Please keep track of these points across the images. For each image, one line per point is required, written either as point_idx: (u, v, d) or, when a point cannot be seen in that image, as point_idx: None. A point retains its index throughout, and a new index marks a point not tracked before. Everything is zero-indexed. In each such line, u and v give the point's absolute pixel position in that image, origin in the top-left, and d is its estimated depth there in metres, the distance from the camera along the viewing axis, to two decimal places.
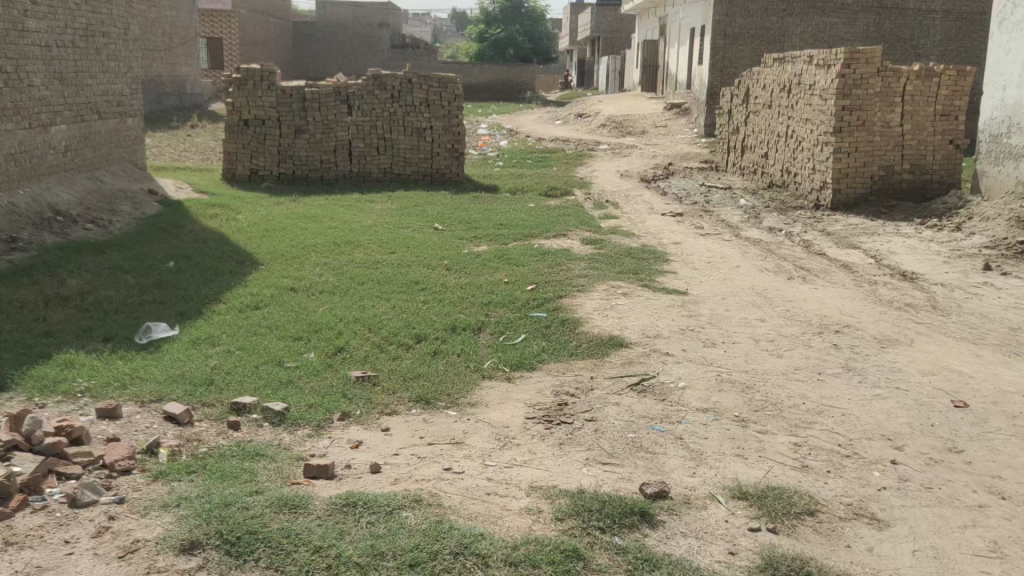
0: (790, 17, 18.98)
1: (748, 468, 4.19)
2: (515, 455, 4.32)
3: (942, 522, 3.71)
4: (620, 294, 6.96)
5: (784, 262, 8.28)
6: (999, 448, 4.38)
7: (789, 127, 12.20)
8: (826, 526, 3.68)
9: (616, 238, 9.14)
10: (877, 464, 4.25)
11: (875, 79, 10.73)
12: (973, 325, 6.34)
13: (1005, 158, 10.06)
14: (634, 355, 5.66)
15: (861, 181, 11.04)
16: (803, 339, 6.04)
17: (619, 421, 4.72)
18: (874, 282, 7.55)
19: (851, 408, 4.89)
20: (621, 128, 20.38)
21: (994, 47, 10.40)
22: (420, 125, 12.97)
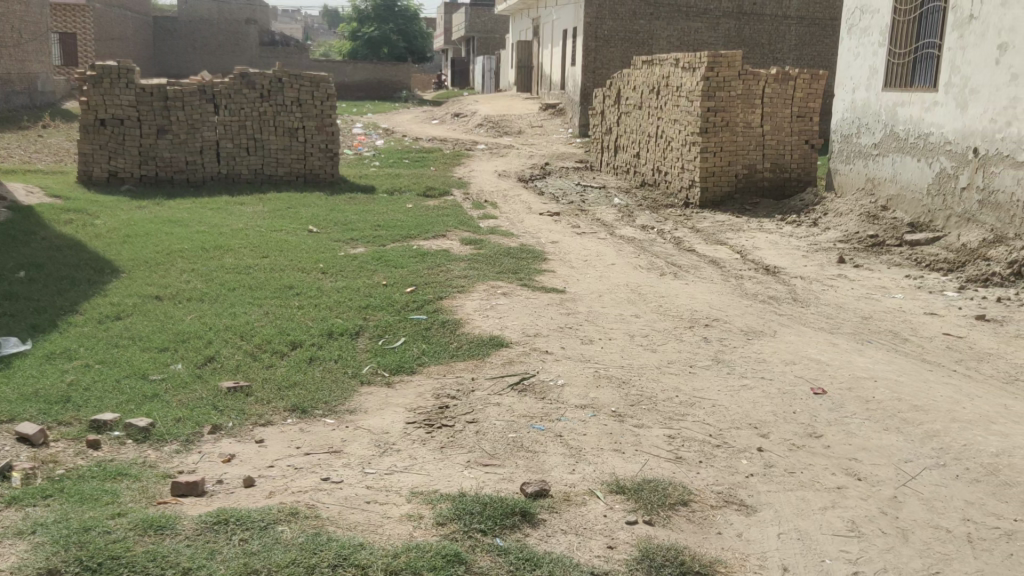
0: (657, 20, 19.61)
1: (625, 462, 4.30)
2: (395, 461, 4.26)
3: (804, 504, 3.91)
4: (500, 294, 7.00)
5: (657, 259, 8.53)
6: (854, 432, 4.65)
7: (658, 128, 12.59)
8: (699, 514, 3.82)
9: (494, 238, 9.18)
10: (745, 452, 4.44)
11: (737, 82, 11.20)
12: (830, 315, 6.72)
13: (855, 157, 10.72)
14: (514, 355, 5.69)
15: (726, 180, 11.52)
16: (675, 333, 6.24)
17: (499, 422, 4.74)
18: (740, 277, 7.87)
19: (720, 398, 5.09)
20: (497, 128, 20.47)
21: (844, 52, 11.04)
22: (292, 125, 12.65)
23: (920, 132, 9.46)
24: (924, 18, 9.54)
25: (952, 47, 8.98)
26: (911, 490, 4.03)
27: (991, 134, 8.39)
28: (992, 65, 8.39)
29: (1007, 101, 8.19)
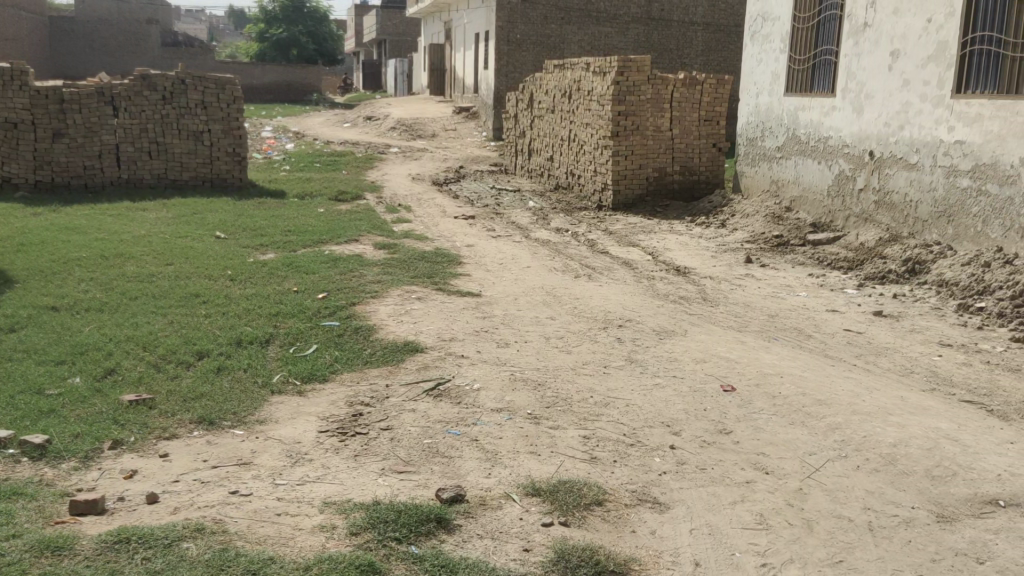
0: (568, 25, 19.83)
1: (541, 464, 4.31)
2: (307, 471, 4.17)
3: (715, 500, 4.00)
4: (414, 298, 6.95)
5: (571, 261, 8.62)
6: (762, 427, 4.78)
7: (571, 131, 12.73)
8: (614, 513, 3.86)
9: (409, 242, 9.11)
10: (658, 450, 4.51)
11: (646, 86, 11.41)
12: (738, 314, 6.90)
13: (760, 160, 11.05)
14: (430, 360, 5.65)
15: (637, 183, 11.72)
16: (590, 334, 6.31)
17: (414, 428, 4.70)
18: (652, 278, 8.01)
19: (634, 398, 5.17)
20: (410, 131, 20.35)
21: (747, 57, 11.37)
22: (197, 128, 12.30)
23: (820, 135, 9.82)
24: (822, 26, 9.91)
25: (848, 53, 9.35)
26: (816, 482, 4.16)
27: (885, 137, 8.77)
28: (886, 71, 8.77)
29: (899, 106, 8.57)
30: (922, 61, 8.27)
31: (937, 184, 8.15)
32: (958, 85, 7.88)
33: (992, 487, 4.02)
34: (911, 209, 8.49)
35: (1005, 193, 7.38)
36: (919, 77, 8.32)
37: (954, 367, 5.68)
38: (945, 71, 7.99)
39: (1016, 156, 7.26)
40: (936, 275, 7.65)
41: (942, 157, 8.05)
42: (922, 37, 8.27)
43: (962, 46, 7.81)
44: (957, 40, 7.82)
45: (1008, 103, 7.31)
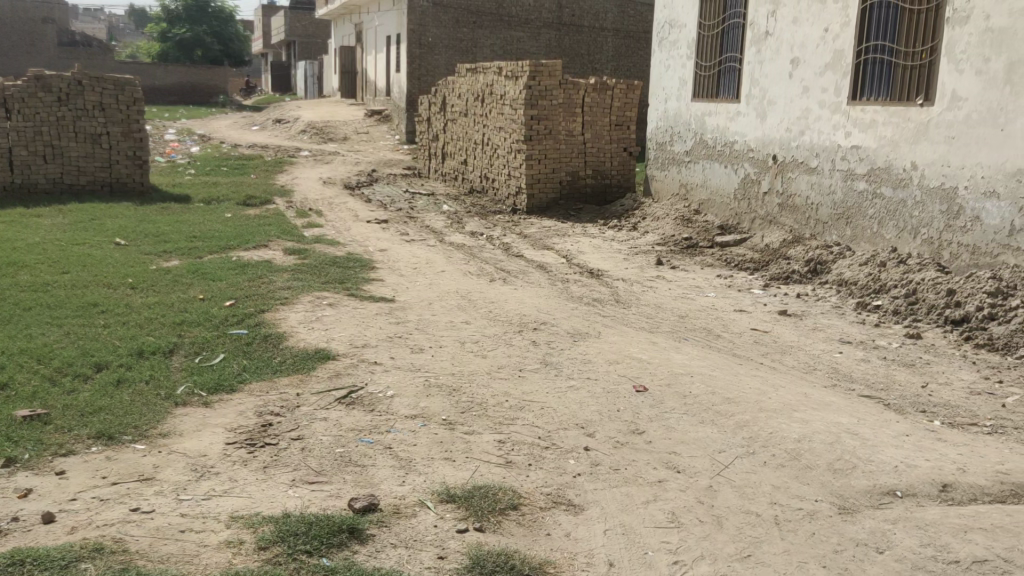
0: (480, 29, 19.89)
1: (456, 470, 4.28)
2: (213, 485, 4.04)
3: (629, 500, 4.04)
4: (325, 305, 6.82)
5: (485, 265, 8.62)
6: (673, 427, 4.86)
7: (484, 135, 12.75)
8: (529, 517, 3.86)
9: (320, 247, 8.95)
10: (573, 452, 4.54)
11: (558, 91, 11.51)
12: (650, 315, 7.03)
13: (670, 164, 11.28)
14: (342, 367, 5.56)
15: (551, 187, 11.81)
16: (505, 338, 6.31)
17: (326, 437, 4.61)
18: (566, 281, 8.08)
19: (549, 400, 5.19)
20: (321, 134, 20.03)
21: (656, 63, 11.60)
22: (94, 130, 11.82)
23: (726, 140, 10.10)
24: (726, 33, 10.19)
25: (751, 61, 9.63)
26: (725, 479, 4.25)
27: (787, 141, 9.07)
28: (786, 78, 9.08)
29: (800, 111, 8.88)
30: (820, 69, 8.59)
31: (836, 188, 8.48)
32: (853, 92, 8.21)
33: (889, 478, 4.17)
34: (812, 212, 8.81)
35: (899, 196, 7.75)
36: (817, 84, 8.64)
37: (853, 364, 5.90)
38: (842, 78, 8.32)
39: (908, 160, 7.63)
40: (836, 274, 7.95)
41: (840, 161, 8.38)
42: (820, 46, 8.59)
43: (857, 55, 8.14)
44: (852, 49, 8.16)
45: (901, 110, 7.66)
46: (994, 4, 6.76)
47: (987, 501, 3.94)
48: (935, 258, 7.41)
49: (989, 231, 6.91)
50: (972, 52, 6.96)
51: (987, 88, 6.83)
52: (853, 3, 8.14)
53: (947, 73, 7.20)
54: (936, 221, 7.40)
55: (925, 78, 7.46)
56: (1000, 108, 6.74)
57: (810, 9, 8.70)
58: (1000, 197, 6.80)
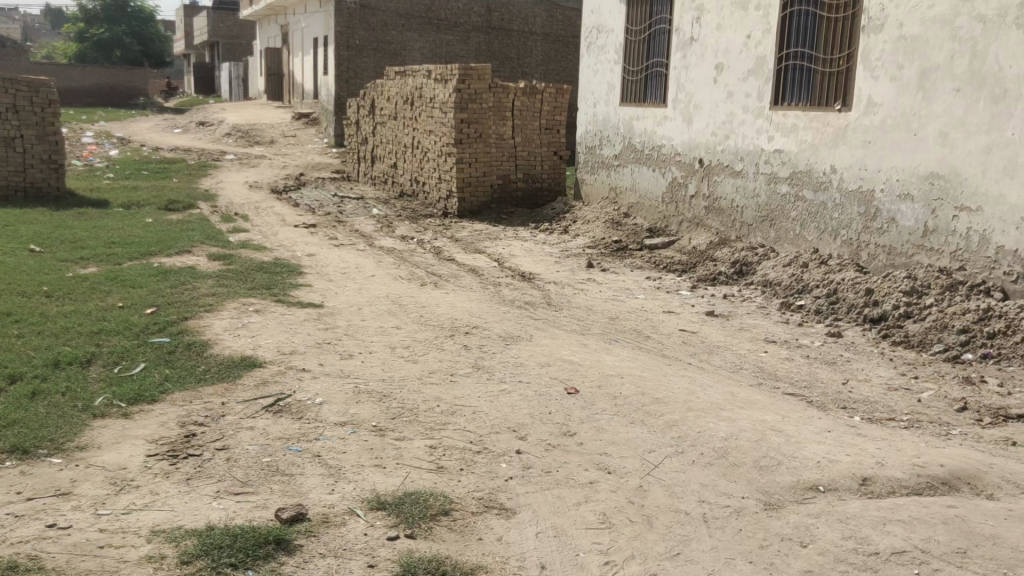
0: (409, 32, 19.80)
1: (386, 476, 4.23)
2: (134, 498, 3.90)
3: (560, 502, 4.05)
4: (252, 311, 6.68)
5: (416, 269, 8.56)
6: (604, 428, 4.90)
7: (414, 138, 12.67)
8: (460, 522, 3.83)
9: (245, 253, 8.76)
10: (504, 456, 4.53)
11: (488, 94, 11.50)
12: (581, 317, 7.07)
13: (599, 167, 11.39)
14: (268, 375, 5.44)
15: (481, 190, 11.81)
16: (436, 343, 6.27)
17: (252, 447, 4.50)
18: (497, 284, 8.08)
19: (480, 405, 5.17)
20: (247, 137, 19.65)
21: (584, 68, 11.71)
22: (7, 134, 11.35)
23: (654, 144, 10.25)
24: (652, 39, 10.35)
25: (677, 66, 9.80)
26: (655, 479, 4.29)
27: (713, 145, 9.25)
28: (711, 83, 9.26)
29: (724, 116, 9.07)
30: (743, 75, 8.79)
31: (759, 191, 8.69)
32: (775, 97, 8.42)
33: (813, 473, 4.27)
34: (737, 214, 9.00)
35: (819, 199, 7.98)
36: (741, 89, 8.83)
37: (778, 362, 6.04)
38: (764, 84, 8.53)
39: (827, 164, 7.86)
40: (761, 275, 8.13)
41: (764, 165, 8.58)
42: (743, 52, 8.78)
43: (779, 61, 8.36)
44: (773, 55, 8.37)
45: (820, 115, 7.89)
46: (907, 13, 7.02)
47: (905, 493, 4.05)
48: (854, 258, 7.67)
49: (904, 233, 7.18)
50: (886, 59, 7.22)
51: (901, 94, 7.09)
52: (774, 11, 8.36)
53: (863, 80, 7.45)
54: (855, 223, 7.65)
55: (843, 84, 7.70)
56: (913, 113, 7.01)
57: (733, 16, 8.89)
58: (914, 200, 7.07)
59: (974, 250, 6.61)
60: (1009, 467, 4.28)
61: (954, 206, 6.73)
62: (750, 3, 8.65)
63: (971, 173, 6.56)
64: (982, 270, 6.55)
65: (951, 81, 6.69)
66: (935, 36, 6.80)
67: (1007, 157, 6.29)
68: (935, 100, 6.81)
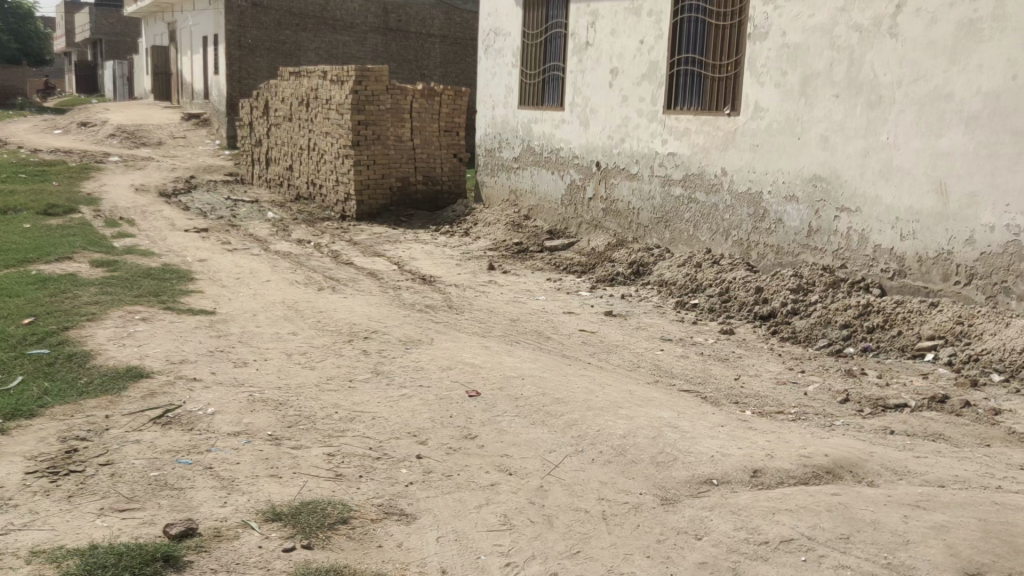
0: (303, 31, 19.43)
1: (282, 486, 4.11)
2: (10, 518, 3.68)
3: (461, 505, 4.03)
4: (138, 319, 6.41)
5: (313, 274, 8.39)
6: (505, 429, 4.90)
7: (310, 140, 12.44)
8: (359, 530, 3.76)
9: (132, 259, 8.40)
10: (404, 461, 4.48)
11: (385, 96, 11.41)
12: (482, 319, 7.07)
13: (499, 170, 11.42)
14: (156, 386, 5.22)
15: (380, 192, 11.69)
16: (334, 348, 6.15)
17: (138, 461, 4.30)
18: (397, 287, 8.00)
19: (380, 410, 5.10)
20: (134, 139, 18.88)
21: (482, 71, 11.74)
22: None
23: (553, 147, 10.35)
24: (548, 43, 10.47)
25: (574, 70, 9.93)
26: (555, 479, 4.32)
27: (609, 149, 9.42)
28: (606, 87, 9.43)
29: (620, 120, 9.24)
30: (637, 79, 8.99)
31: (654, 193, 8.88)
32: (668, 102, 8.64)
33: (707, 467, 4.38)
34: (634, 216, 9.18)
35: (711, 200, 8.22)
36: (635, 93, 9.03)
37: (673, 360, 6.18)
38: (656, 88, 8.75)
39: (718, 166, 8.11)
40: (657, 275, 8.31)
41: (658, 167, 8.79)
42: (637, 57, 8.98)
43: (671, 66, 8.58)
44: (666, 61, 8.60)
45: (711, 119, 8.13)
46: (789, 22, 7.32)
47: (793, 483, 4.19)
48: (744, 257, 7.94)
49: (790, 233, 7.48)
50: (771, 66, 7.51)
51: (785, 99, 7.39)
52: (665, 17, 8.59)
53: (750, 85, 7.73)
54: (745, 224, 7.91)
55: (731, 89, 7.96)
56: (797, 118, 7.31)
57: (627, 21, 9.08)
58: (799, 202, 7.37)
59: (854, 249, 6.97)
60: (888, 454, 4.49)
61: (836, 207, 7.07)
62: (642, 9, 8.86)
63: (851, 175, 6.91)
64: (862, 267, 6.92)
65: (831, 87, 7.02)
66: (815, 44, 7.11)
67: (883, 161, 6.67)
68: (816, 106, 7.13)
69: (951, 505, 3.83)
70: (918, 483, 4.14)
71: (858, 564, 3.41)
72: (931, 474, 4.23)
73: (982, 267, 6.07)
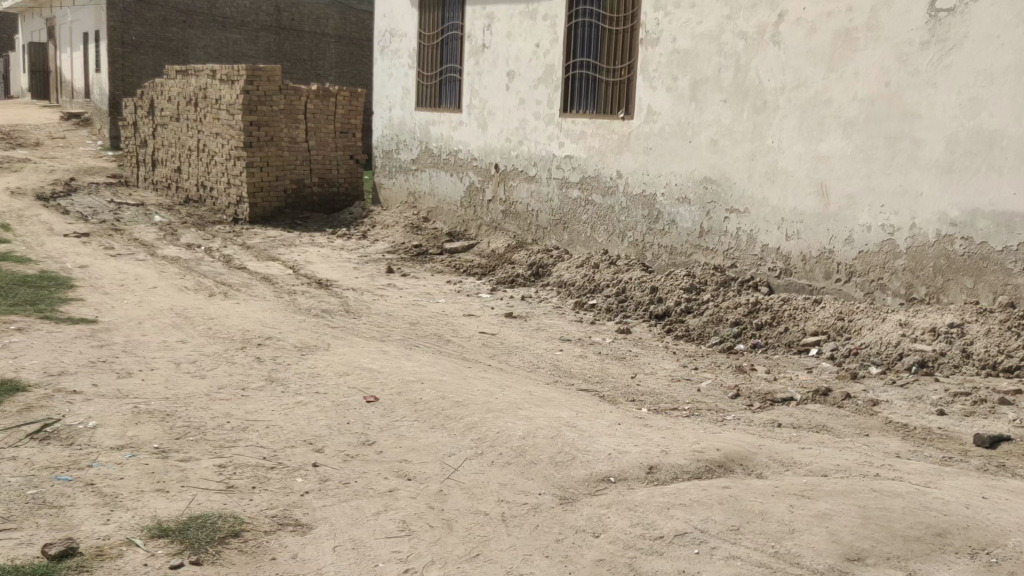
0: (190, 29, 18.83)
1: (169, 501, 3.94)
2: None
3: (359, 513, 3.95)
4: (12, 330, 6.04)
5: (203, 279, 8.11)
6: (404, 434, 4.85)
7: (199, 141, 12.04)
8: (251, 543, 3.64)
9: (5, 265, 7.93)
10: (300, 470, 4.36)
11: (278, 96, 11.18)
12: (380, 324, 6.98)
13: (397, 172, 11.31)
14: (34, 400, 4.94)
15: (274, 195, 11.41)
16: (226, 356, 5.95)
17: (13, 480, 4.05)
18: (292, 292, 7.82)
19: (274, 419, 4.96)
20: (9, 139, 17.85)
21: (378, 71, 11.62)
22: None
23: (451, 149, 10.33)
24: (444, 45, 10.44)
25: (470, 73, 9.94)
26: (454, 482, 4.30)
27: (507, 151, 9.46)
28: (503, 90, 9.47)
29: (517, 122, 9.30)
30: (533, 82, 9.08)
31: (552, 196, 8.97)
32: (564, 105, 8.75)
33: (605, 465, 4.44)
34: (532, 218, 9.25)
35: (607, 202, 8.36)
36: (532, 96, 9.10)
37: (572, 360, 6.25)
38: (553, 91, 8.85)
39: (613, 169, 8.25)
40: (556, 276, 8.38)
41: (556, 170, 8.88)
42: (532, 60, 9.07)
43: (566, 70, 8.70)
44: (562, 64, 8.71)
45: (606, 122, 8.28)
46: (679, 28, 7.52)
47: (687, 478, 4.29)
48: (640, 258, 8.10)
49: (683, 234, 7.68)
50: (662, 70, 7.70)
51: (676, 103, 7.59)
52: (560, 21, 8.71)
53: (642, 90, 7.90)
54: (640, 225, 8.07)
55: (624, 93, 8.12)
56: (688, 122, 7.51)
57: (522, 25, 9.16)
58: (691, 203, 7.57)
59: (743, 249, 7.22)
60: (776, 446, 4.66)
61: (725, 208, 7.30)
62: (537, 13, 8.96)
63: (739, 177, 7.14)
64: (750, 266, 7.17)
65: (718, 92, 7.24)
66: (703, 50, 7.33)
67: (768, 164, 6.92)
68: (706, 110, 7.34)
69: (833, 494, 3.99)
70: (803, 473, 4.30)
71: (747, 555, 3.52)
72: (815, 464, 4.41)
73: (860, 265, 6.40)
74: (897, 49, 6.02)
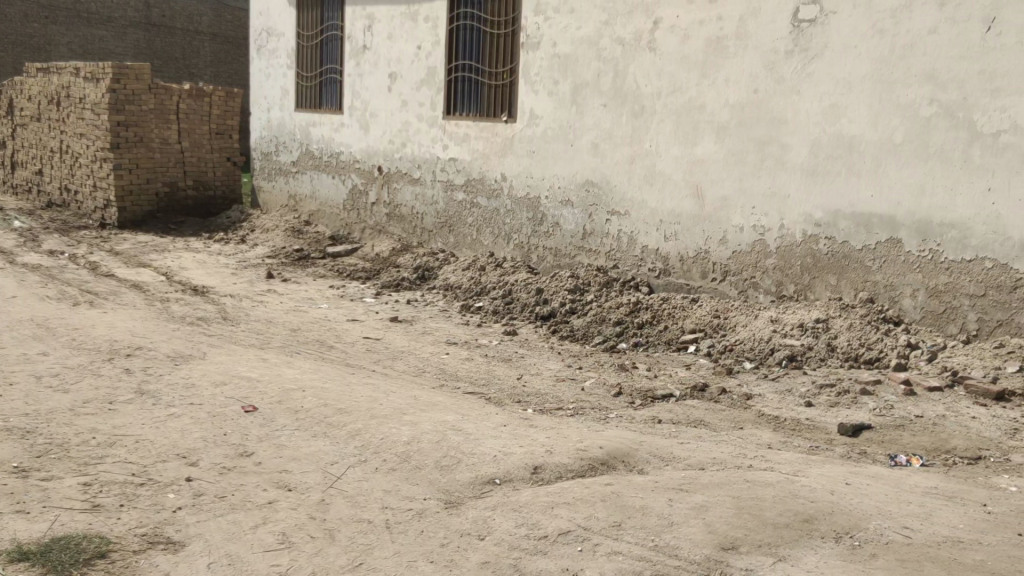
0: (53, 25, 17.89)
1: (29, 523, 3.69)
2: None
3: (235, 527, 3.80)
4: None
5: (67, 288, 7.67)
6: (285, 444, 4.70)
7: (62, 142, 11.40)
8: (119, 564, 3.45)
9: None
10: (172, 485, 4.17)
11: (148, 96, 10.71)
12: (259, 331, 6.77)
13: (277, 174, 11.00)
14: None
15: (145, 199, 10.91)
16: (92, 368, 5.64)
17: None
18: (165, 300, 7.48)
19: (144, 432, 4.73)
20: None
21: (256, 71, 11.29)
22: None
23: (333, 151, 10.14)
24: (324, 45, 10.23)
25: (352, 74, 9.79)
26: (337, 491, 4.20)
27: (391, 153, 9.37)
28: (386, 91, 9.36)
29: (400, 125, 9.22)
30: (416, 84, 9.02)
31: (437, 198, 8.93)
32: (447, 107, 8.72)
33: (490, 467, 4.43)
34: (417, 220, 9.17)
35: (492, 205, 8.38)
36: (414, 98, 9.04)
37: (458, 363, 6.23)
38: (436, 94, 8.81)
39: (498, 172, 8.29)
40: (442, 279, 8.33)
41: (440, 173, 8.84)
42: (414, 62, 9.01)
43: (449, 72, 8.68)
44: (444, 66, 8.68)
45: (489, 125, 8.31)
46: (559, 33, 7.62)
47: (570, 476, 4.33)
48: (525, 259, 8.16)
49: (566, 235, 7.78)
50: (544, 74, 7.79)
51: (558, 107, 7.69)
52: (441, 24, 8.68)
53: (524, 94, 7.97)
54: (524, 227, 8.13)
55: (507, 96, 8.17)
56: (569, 125, 7.62)
57: (404, 26, 9.09)
58: (574, 205, 7.68)
59: (624, 250, 7.37)
60: (656, 442, 4.77)
61: (607, 211, 7.44)
62: (419, 14, 8.90)
63: (620, 180, 7.29)
64: (631, 267, 7.33)
65: (598, 96, 7.38)
66: (583, 55, 7.45)
67: (647, 167, 7.10)
68: (586, 114, 7.48)
69: (710, 486, 4.11)
70: (682, 467, 4.42)
71: (629, 549, 3.58)
72: (693, 458, 4.54)
73: (734, 264, 6.64)
74: (763, 57, 6.29)
